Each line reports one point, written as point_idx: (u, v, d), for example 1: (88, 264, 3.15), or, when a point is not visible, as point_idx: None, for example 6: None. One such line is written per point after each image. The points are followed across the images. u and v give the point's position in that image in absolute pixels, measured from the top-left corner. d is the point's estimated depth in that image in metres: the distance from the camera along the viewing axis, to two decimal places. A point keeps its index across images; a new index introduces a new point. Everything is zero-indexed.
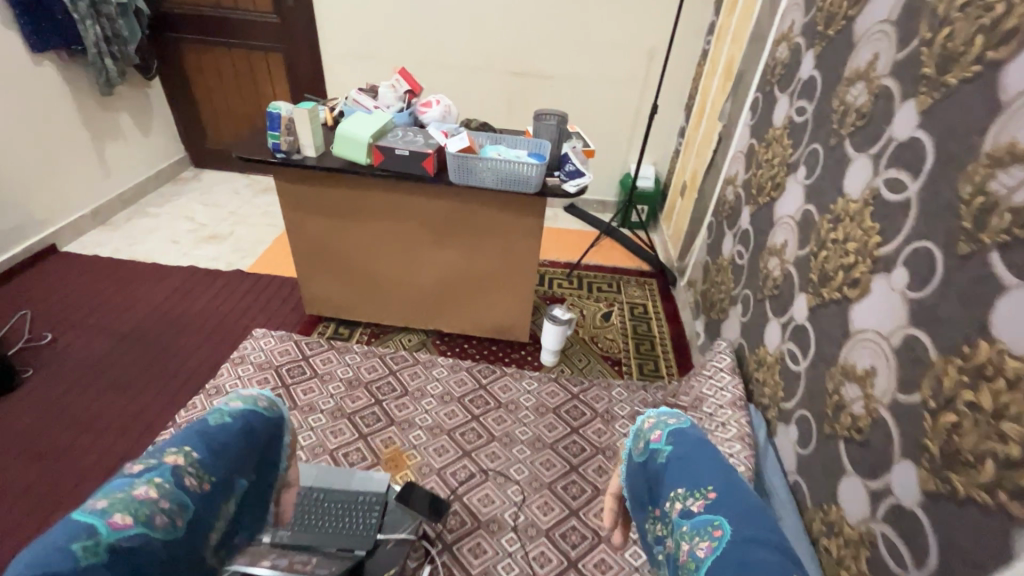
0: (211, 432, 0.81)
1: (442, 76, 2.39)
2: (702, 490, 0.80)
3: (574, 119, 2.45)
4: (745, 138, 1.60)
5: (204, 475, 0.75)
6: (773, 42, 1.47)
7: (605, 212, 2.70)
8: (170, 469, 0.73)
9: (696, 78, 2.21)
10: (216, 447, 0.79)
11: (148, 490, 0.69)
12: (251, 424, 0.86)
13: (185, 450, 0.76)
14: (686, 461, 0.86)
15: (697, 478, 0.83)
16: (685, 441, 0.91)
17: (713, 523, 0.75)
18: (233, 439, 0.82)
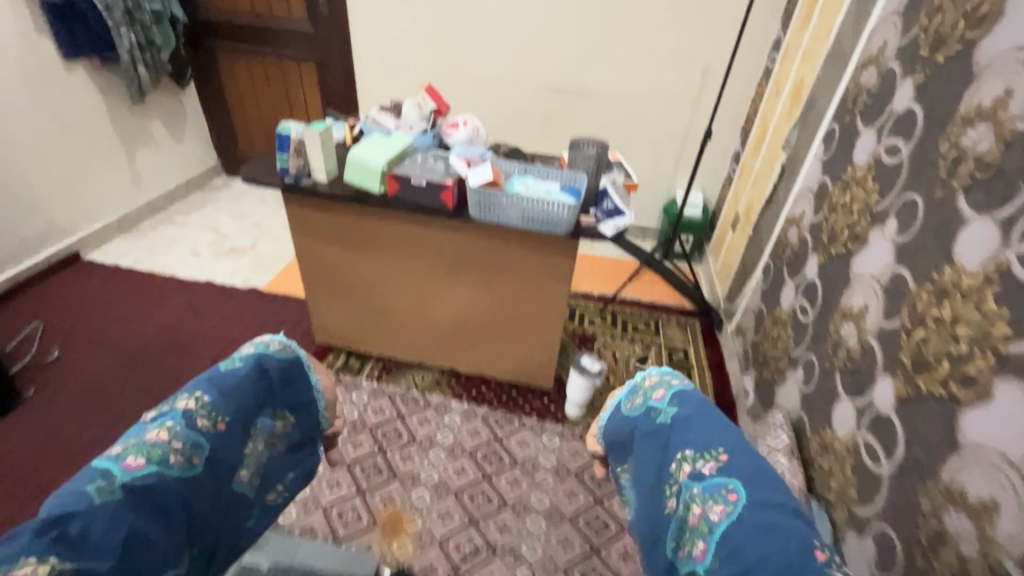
0: (227, 377, 0.77)
1: (478, 90, 2.26)
2: (714, 452, 0.74)
3: (617, 139, 2.27)
4: (815, 174, 1.38)
5: (216, 415, 0.73)
6: (856, 66, 1.26)
7: (645, 240, 2.49)
8: (181, 413, 0.70)
9: (757, 100, 1.99)
10: (228, 389, 0.76)
11: (160, 432, 0.68)
12: (267, 365, 0.83)
13: (196, 395, 0.73)
14: (693, 422, 0.79)
15: (705, 439, 0.76)
16: (690, 403, 0.83)
17: (727, 486, 0.70)
18: (250, 379, 0.79)
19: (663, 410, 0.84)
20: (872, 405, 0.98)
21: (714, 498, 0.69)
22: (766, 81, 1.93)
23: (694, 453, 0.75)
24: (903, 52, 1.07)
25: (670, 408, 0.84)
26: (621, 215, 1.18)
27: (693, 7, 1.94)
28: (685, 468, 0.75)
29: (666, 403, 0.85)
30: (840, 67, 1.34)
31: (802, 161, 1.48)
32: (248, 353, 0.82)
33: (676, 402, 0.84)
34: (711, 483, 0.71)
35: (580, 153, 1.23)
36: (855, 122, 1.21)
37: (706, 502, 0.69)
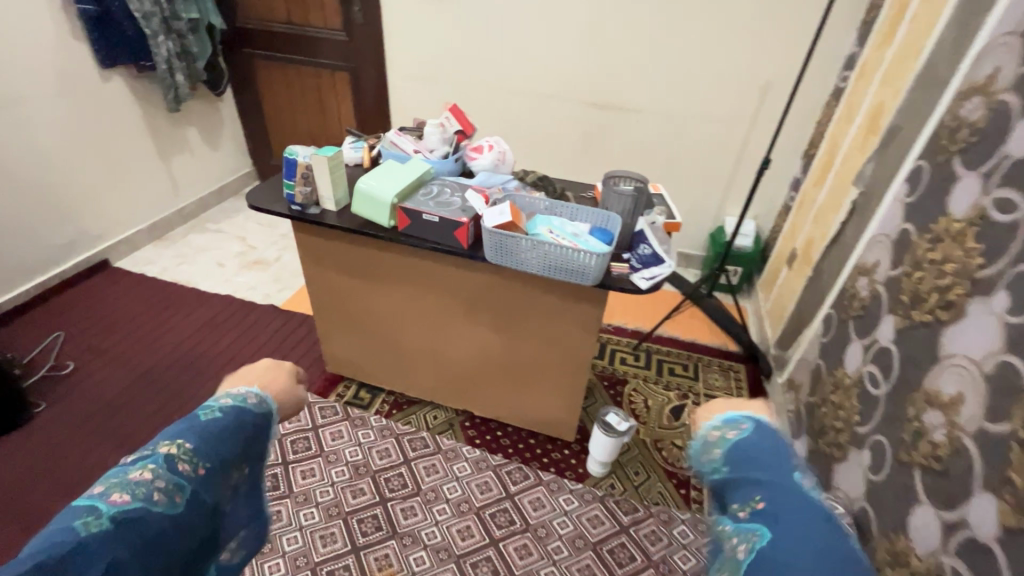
0: (206, 424, 0.78)
1: (515, 104, 2.13)
2: (752, 500, 0.67)
3: (662, 159, 2.09)
4: (895, 219, 1.18)
5: (195, 458, 0.74)
6: (954, 94, 1.05)
7: (688, 268, 2.30)
8: (164, 456, 0.72)
9: (823, 123, 1.78)
10: (208, 434, 0.77)
11: (144, 471, 0.69)
12: (242, 416, 0.83)
13: (177, 440, 0.74)
14: (747, 472, 0.71)
15: (748, 484, 0.69)
16: (752, 450, 0.73)
17: (755, 528, 0.64)
18: (228, 426, 0.80)
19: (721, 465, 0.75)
20: (966, 525, 0.79)
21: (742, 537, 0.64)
22: (835, 102, 1.71)
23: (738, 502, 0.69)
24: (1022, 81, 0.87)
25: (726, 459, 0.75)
26: (658, 264, 1.03)
27: (753, 19, 1.75)
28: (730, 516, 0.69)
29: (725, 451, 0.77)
30: (932, 94, 1.13)
31: (879, 201, 1.27)
32: (226, 405, 0.82)
33: (732, 451, 0.75)
34: (743, 525, 0.65)
35: (617, 190, 1.05)
36: (952, 161, 1.01)
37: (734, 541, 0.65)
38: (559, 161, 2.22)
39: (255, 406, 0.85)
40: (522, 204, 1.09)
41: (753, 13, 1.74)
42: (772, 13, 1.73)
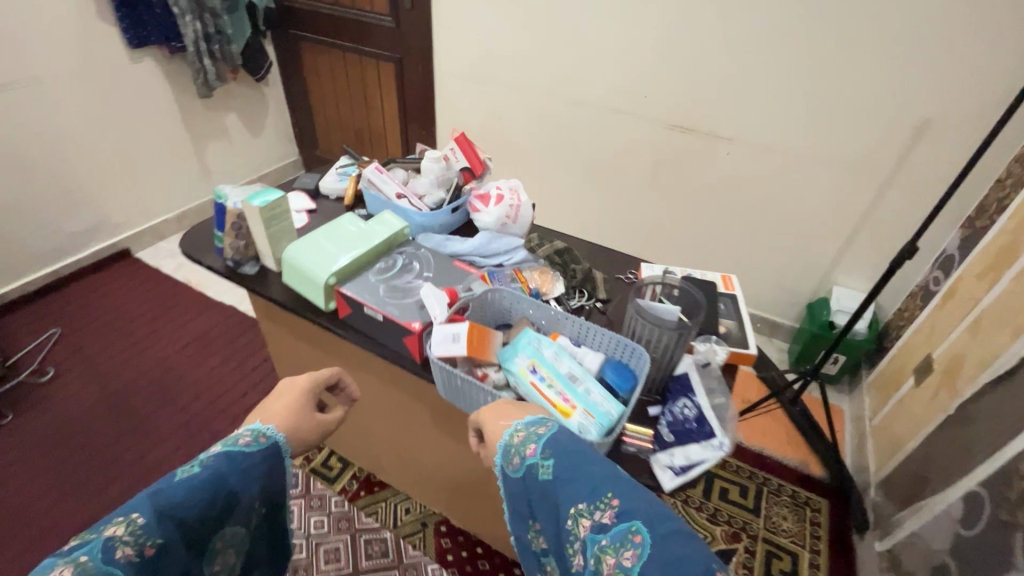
0: (186, 483, 0.54)
1: (577, 116, 1.74)
2: (603, 497, 0.49)
3: (755, 204, 1.62)
4: None
5: (147, 537, 0.49)
6: None
7: (773, 339, 1.82)
8: (103, 543, 0.47)
9: (1007, 186, 1.23)
10: (176, 504, 0.52)
11: (63, 567, 0.45)
12: (230, 470, 0.58)
13: (129, 515, 0.49)
14: (578, 465, 0.52)
15: (585, 478, 0.51)
16: (569, 441, 0.55)
17: (629, 527, 0.46)
18: (209, 484, 0.55)
19: (541, 464, 0.54)
20: None
21: (620, 549, 0.45)
22: None
23: (583, 504, 0.49)
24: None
25: (546, 459, 0.54)
26: (706, 438, 0.64)
27: (921, 29, 1.23)
28: (584, 525, 0.49)
29: (541, 453, 0.55)
30: None
31: None
32: (210, 456, 0.58)
33: (549, 449, 0.54)
34: (613, 530, 0.47)
35: (657, 306, 0.70)
36: None
37: (615, 552, 0.46)
38: (623, 191, 1.80)
39: (248, 451, 0.61)
40: (510, 305, 0.76)
41: (921, 20, 1.22)
42: (952, 23, 1.20)
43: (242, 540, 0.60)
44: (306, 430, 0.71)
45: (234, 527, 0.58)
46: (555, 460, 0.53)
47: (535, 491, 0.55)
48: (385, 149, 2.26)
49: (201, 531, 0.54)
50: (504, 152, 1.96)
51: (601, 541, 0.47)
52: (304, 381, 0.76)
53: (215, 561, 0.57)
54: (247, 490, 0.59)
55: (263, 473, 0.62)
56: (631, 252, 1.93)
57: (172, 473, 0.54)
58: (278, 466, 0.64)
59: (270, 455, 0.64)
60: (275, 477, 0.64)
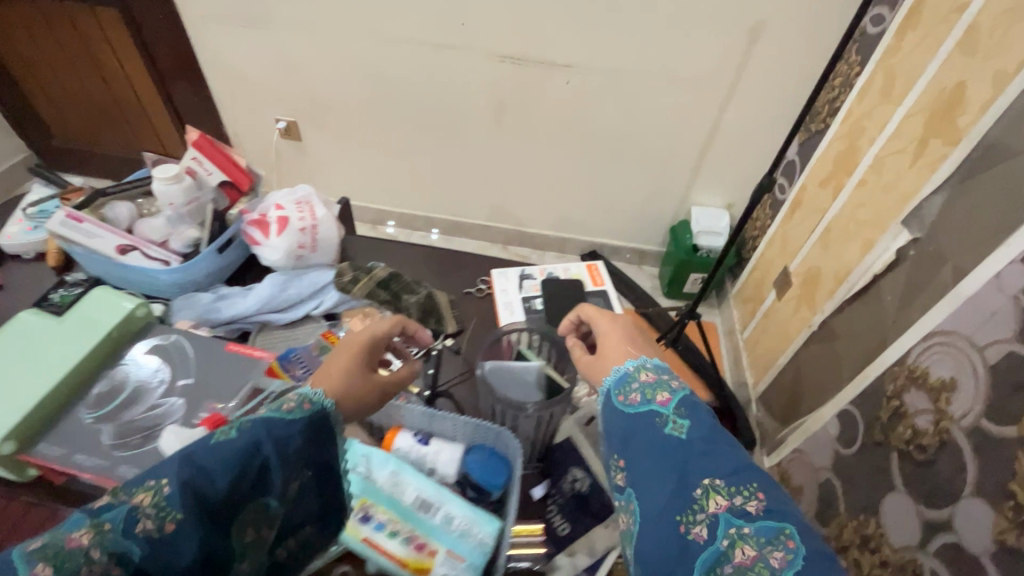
0: (222, 449, 0.45)
1: (389, 58, 1.41)
2: (750, 487, 0.49)
3: (607, 135, 1.48)
4: (994, 326, 0.69)
5: (170, 511, 0.42)
6: None
7: (644, 266, 1.79)
8: (129, 511, 0.41)
9: (836, 87, 1.21)
10: (205, 476, 0.44)
11: (83, 533, 0.40)
12: (267, 436, 0.48)
13: (157, 481, 0.42)
14: (714, 438, 0.53)
15: (732, 463, 0.51)
16: (705, 416, 0.56)
17: (782, 530, 0.46)
18: (241, 455, 0.46)
19: (670, 418, 0.56)
20: None
21: (771, 547, 0.45)
22: (857, 58, 1.14)
23: (723, 481, 0.49)
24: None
25: (678, 418, 0.55)
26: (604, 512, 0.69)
27: None
28: (717, 502, 0.48)
29: (672, 409, 0.56)
30: None
31: (958, 273, 0.77)
32: (249, 419, 0.48)
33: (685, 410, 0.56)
34: (762, 524, 0.47)
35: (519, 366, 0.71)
36: None
37: (760, 546, 0.46)
38: (465, 140, 1.56)
39: (301, 415, 0.51)
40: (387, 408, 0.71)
41: None
42: None
43: (283, 512, 0.51)
44: (364, 396, 0.62)
45: (273, 499, 0.48)
46: (691, 424, 0.54)
47: (647, 433, 0.55)
48: (154, 128, 1.72)
49: (230, 508, 0.46)
50: (313, 111, 1.57)
51: (739, 528, 0.47)
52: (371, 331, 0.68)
53: (251, 535, 0.48)
54: (288, 464, 0.49)
55: (310, 440, 0.52)
56: (489, 204, 1.73)
57: (208, 433, 0.46)
58: (326, 435, 0.54)
59: (315, 422, 0.52)
60: (324, 445, 0.54)
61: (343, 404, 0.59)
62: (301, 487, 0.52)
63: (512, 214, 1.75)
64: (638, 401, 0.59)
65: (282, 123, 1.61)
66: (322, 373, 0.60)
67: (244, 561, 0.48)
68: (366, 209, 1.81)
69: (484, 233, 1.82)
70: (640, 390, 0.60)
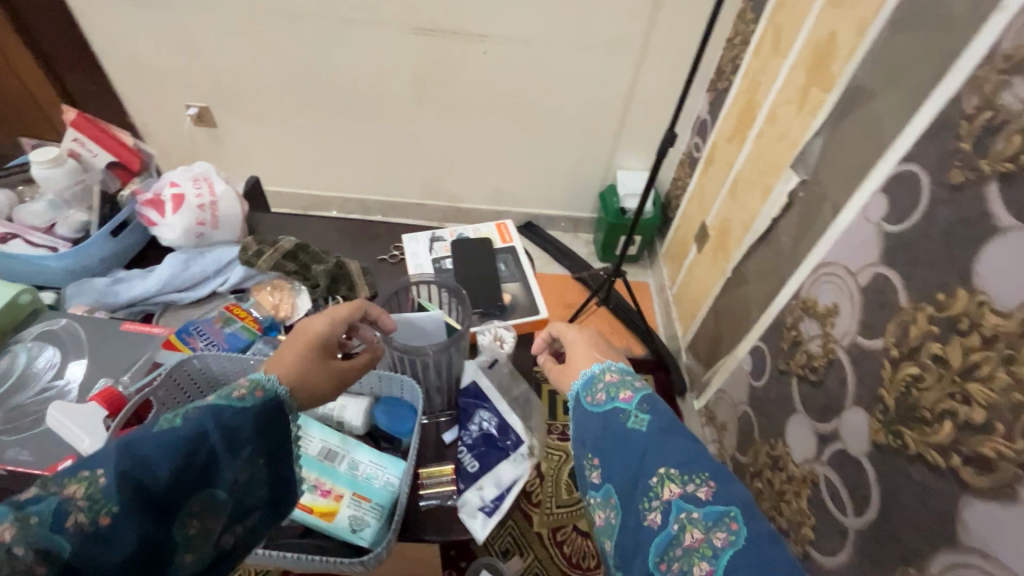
0: (162, 439, 0.47)
1: (299, 34, 1.37)
2: (700, 475, 0.54)
3: (529, 105, 1.50)
4: (864, 253, 0.77)
5: (103, 503, 0.43)
6: (1005, 51, 0.57)
7: (578, 233, 1.84)
8: (57, 503, 0.43)
9: (736, 45, 1.26)
10: (143, 466, 0.46)
11: (12, 524, 0.41)
12: (214, 427, 0.50)
13: (91, 472, 0.44)
14: (672, 432, 0.59)
15: (685, 454, 0.56)
16: (665, 411, 0.62)
17: (727, 512, 0.52)
18: (185, 443, 0.48)
19: (633, 414, 0.62)
20: None
21: (714, 528, 0.51)
22: (751, 17, 1.20)
23: (676, 471, 0.55)
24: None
25: (640, 413, 0.62)
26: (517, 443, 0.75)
27: None
28: (670, 489, 0.54)
29: (635, 405, 0.62)
30: (946, 39, 0.65)
31: (836, 208, 0.84)
32: (194, 409, 0.51)
33: (646, 405, 0.62)
34: (709, 508, 0.52)
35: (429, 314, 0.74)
36: (992, 185, 0.58)
37: (706, 529, 0.51)
38: (388, 118, 1.54)
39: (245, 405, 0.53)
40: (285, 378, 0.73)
41: None
42: None
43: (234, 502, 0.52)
44: (320, 381, 0.62)
45: (218, 487, 0.50)
46: (650, 417, 0.61)
47: (613, 431, 0.62)
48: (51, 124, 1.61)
49: (174, 498, 0.47)
50: (225, 95, 1.51)
51: (689, 513, 0.52)
52: (331, 316, 0.67)
53: (193, 526, 0.49)
54: (234, 452, 0.51)
55: (260, 429, 0.54)
56: (420, 181, 1.72)
57: (148, 426, 0.48)
58: (278, 422, 0.56)
59: (269, 409, 0.56)
60: (277, 429, 0.56)
61: (297, 391, 0.59)
62: (251, 476, 0.53)
63: (445, 190, 1.74)
64: (604, 399, 0.66)
65: (193, 109, 1.54)
66: (278, 360, 0.61)
67: (189, 550, 0.48)
68: (295, 195, 1.76)
69: (419, 212, 1.80)
70: (605, 391, 0.67)
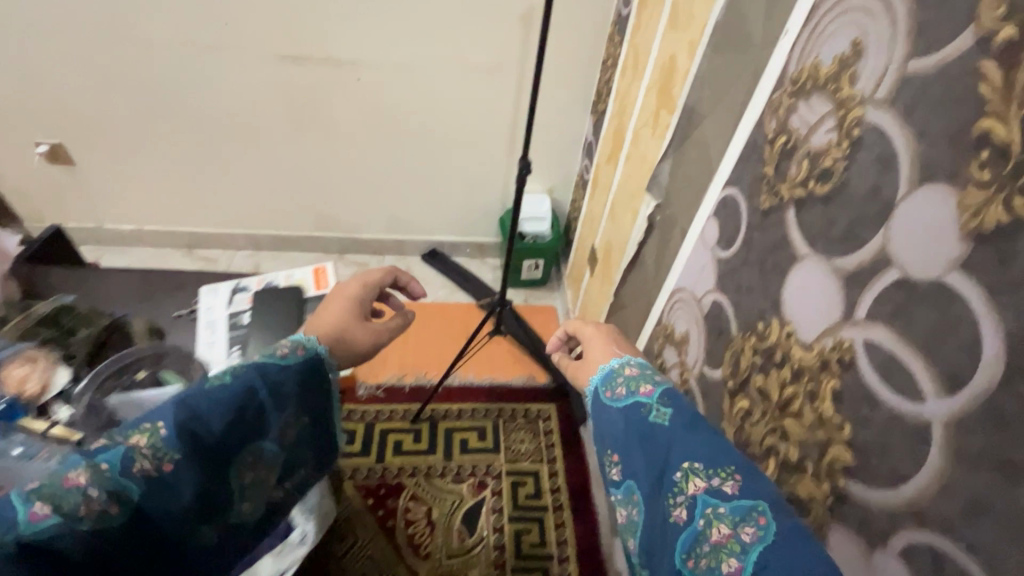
0: (216, 393, 0.50)
1: (155, 64, 1.29)
2: (726, 468, 0.46)
3: (414, 130, 1.45)
4: (704, 279, 0.74)
5: (166, 451, 0.45)
6: (791, 77, 0.56)
7: (485, 259, 1.79)
8: (123, 452, 0.44)
9: (609, 68, 1.26)
10: (199, 419, 0.48)
11: (81, 473, 0.42)
12: (261, 383, 0.54)
13: (153, 424, 0.46)
14: (697, 420, 0.51)
15: (714, 444, 0.48)
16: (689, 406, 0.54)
17: (755, 506, 0.43)
18: (237, 398, 0.51)
19: (654, 408, 0.53)
20: None
21: (739, 522, 0.42)
22: (618, 39, 1.19)
23: (702, 463, 0.47)
24: (956, 72, 0.37)
25: (663, 406, 0.53)
26: None
27: None
28: (695, 484, 0.46)
29: (656, 399, 0.54)
30: (750, 63, 0.64)
31: (683, 233, 0.82)
32: (241, 365, 0.54)
33: (669, 398, 0.53)
34: (736, 502, 0.44)
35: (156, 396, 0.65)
36: (790, 212, 0.56)
37: (733, 525, 0.43)
38: (266, 148, 1.46)
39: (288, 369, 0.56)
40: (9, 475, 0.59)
41: None
42: None
43: (281, 458, 0.55)
44: (359, 337, 0.72)
45: (267, 441, 0.53)
46: (674, 412, 0.52)
47: (635, 427, 0.53)
48: None
49: (229, 448, 0.50)
50: (80, 130, 1.40)
51: (715, 508, 0.44)
52: (363, 282, 0.80)
53: (247, 476, 0.52)
54: (281, 407, 0.55)
55: (298, 392, 0.57)
56: (311, 212, 1.63)
57: (202, 380, 0.50)
58: (314, 383, 0.60)
59: (309, 369, 0.59)
60: (313, 394, 0.59)
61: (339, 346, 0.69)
62: (296, 433, 0.57)
63: (339, 221, 1.66)
64: (624, 395, 0.57)
65: (43, 146, 1.41)
66: (324, 316, 0.73)
67: (245, 500, 0.52)
68: (175, 233, 1.64)
69: (314, 245, 1.70)
70: (625, 384, 0.58)
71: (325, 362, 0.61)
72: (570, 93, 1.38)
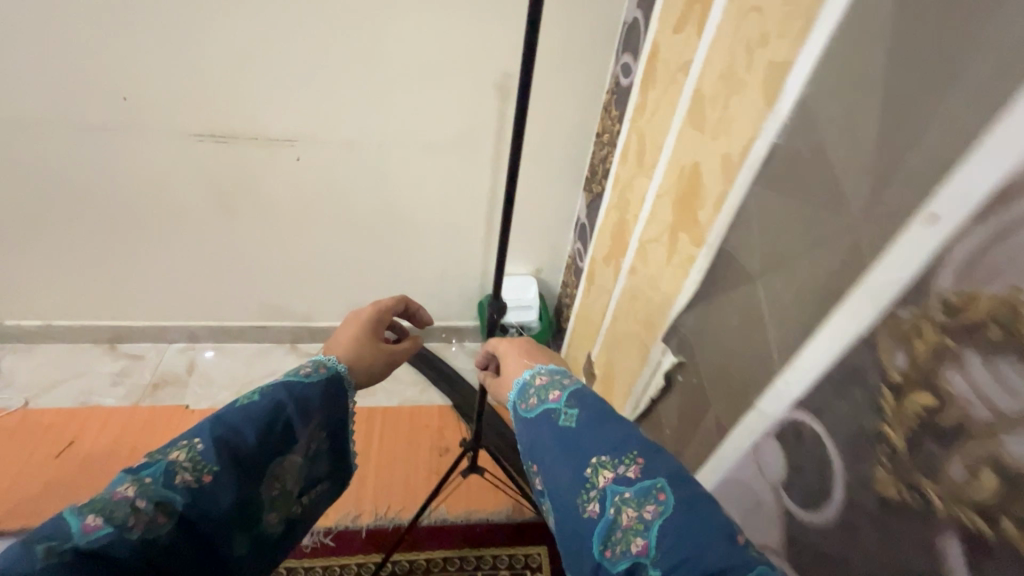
0: (247, 410, 0.52)
1: (43, 144, 1.04)
2: (630, 454, 0.45)
3: (370, 210, 1.21)
4: (762, 521, 0.50)
5: (206, 464, 0.48)
6: (942, 299, 0.33)
7: (464, 345, 1.53)
8: (163, 466, 0.47)
9: (605, 144, 1.02)
10: (234, 433, 0.50)
11: (127, 486, 0.45)
12: (289, 398, 0.55)
13: (190, 440, 0.49)
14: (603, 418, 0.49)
15: (617, 433, 0.47)
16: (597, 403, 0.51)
17: (656, 485, 0.42)
18: (266, 413, 0.53)
19: (563, 413, 0.51)
20: None
21: (642, 501, 0.42)
22: (616, 113, 0.96)
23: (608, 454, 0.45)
24: None
25: (569, 409, 0.51)
26: None
27: None
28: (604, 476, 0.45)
29: (565, 403, 0.51)
30: (842, 238, 0.41)
31: (719, 426, 0.57)
32: (269, 384, 0.55)
33: (576, 399, 0.51)
34: (638, 486, 0.43)
35: None
36: (948, 538, 0.33)
37: (639, 506, 0.42)
38: (191, 233, 1.21)
39: (314, 392, 0.57)
40: None
41: None
42: None
43: (307, 469, 0.57)
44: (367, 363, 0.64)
45: (297, 454, 0.55)
46: (580, 411, 0.50)
47: (547, 436, 0.50)
48: None
49: (261, 461, 0.52)
50: None
51: (622, 495, 0.43)
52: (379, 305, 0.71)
53: (276, 489, 0.54)
54: (307, 421, 0.55)
55: (325, 403, 0.58)
56: (253, 299, 1.37)
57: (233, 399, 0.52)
58: (340, 398, 0.59)
59: (333, 387, 0.59)
60: (338, 405, 0.59)
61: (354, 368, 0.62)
62: (318, 447, 0.58)
63: (288, 309, 1.41)
64: (535, 405, 0.54)
65: None
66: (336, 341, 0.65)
67: (274, 510, 0.54)
68: (93, 328, 1.38)
69: (260, 335, 1.45)
70: (536, 395, 0.55)
71: (349, 380, 0.61)
72: (558, 168, 1.14)
